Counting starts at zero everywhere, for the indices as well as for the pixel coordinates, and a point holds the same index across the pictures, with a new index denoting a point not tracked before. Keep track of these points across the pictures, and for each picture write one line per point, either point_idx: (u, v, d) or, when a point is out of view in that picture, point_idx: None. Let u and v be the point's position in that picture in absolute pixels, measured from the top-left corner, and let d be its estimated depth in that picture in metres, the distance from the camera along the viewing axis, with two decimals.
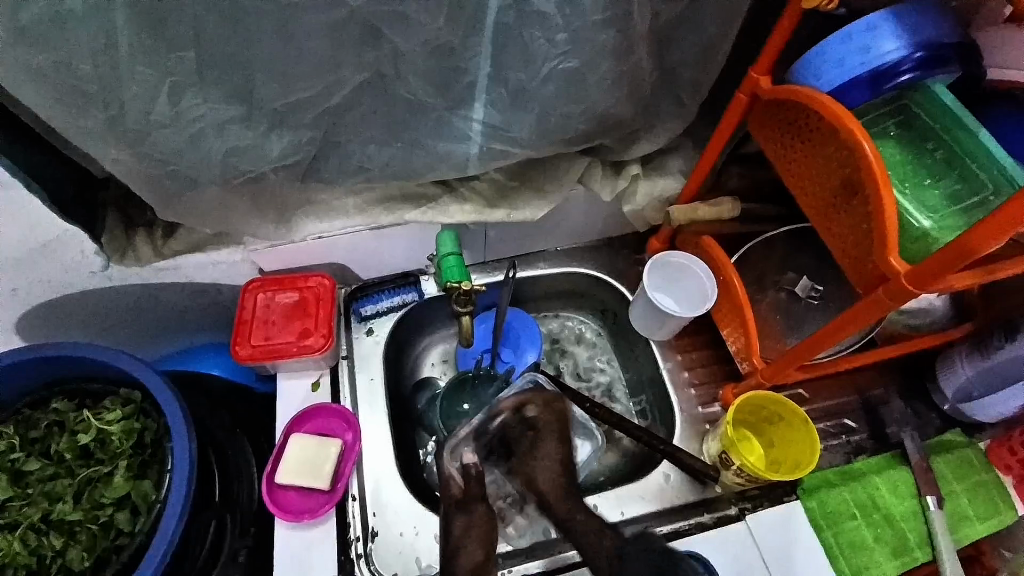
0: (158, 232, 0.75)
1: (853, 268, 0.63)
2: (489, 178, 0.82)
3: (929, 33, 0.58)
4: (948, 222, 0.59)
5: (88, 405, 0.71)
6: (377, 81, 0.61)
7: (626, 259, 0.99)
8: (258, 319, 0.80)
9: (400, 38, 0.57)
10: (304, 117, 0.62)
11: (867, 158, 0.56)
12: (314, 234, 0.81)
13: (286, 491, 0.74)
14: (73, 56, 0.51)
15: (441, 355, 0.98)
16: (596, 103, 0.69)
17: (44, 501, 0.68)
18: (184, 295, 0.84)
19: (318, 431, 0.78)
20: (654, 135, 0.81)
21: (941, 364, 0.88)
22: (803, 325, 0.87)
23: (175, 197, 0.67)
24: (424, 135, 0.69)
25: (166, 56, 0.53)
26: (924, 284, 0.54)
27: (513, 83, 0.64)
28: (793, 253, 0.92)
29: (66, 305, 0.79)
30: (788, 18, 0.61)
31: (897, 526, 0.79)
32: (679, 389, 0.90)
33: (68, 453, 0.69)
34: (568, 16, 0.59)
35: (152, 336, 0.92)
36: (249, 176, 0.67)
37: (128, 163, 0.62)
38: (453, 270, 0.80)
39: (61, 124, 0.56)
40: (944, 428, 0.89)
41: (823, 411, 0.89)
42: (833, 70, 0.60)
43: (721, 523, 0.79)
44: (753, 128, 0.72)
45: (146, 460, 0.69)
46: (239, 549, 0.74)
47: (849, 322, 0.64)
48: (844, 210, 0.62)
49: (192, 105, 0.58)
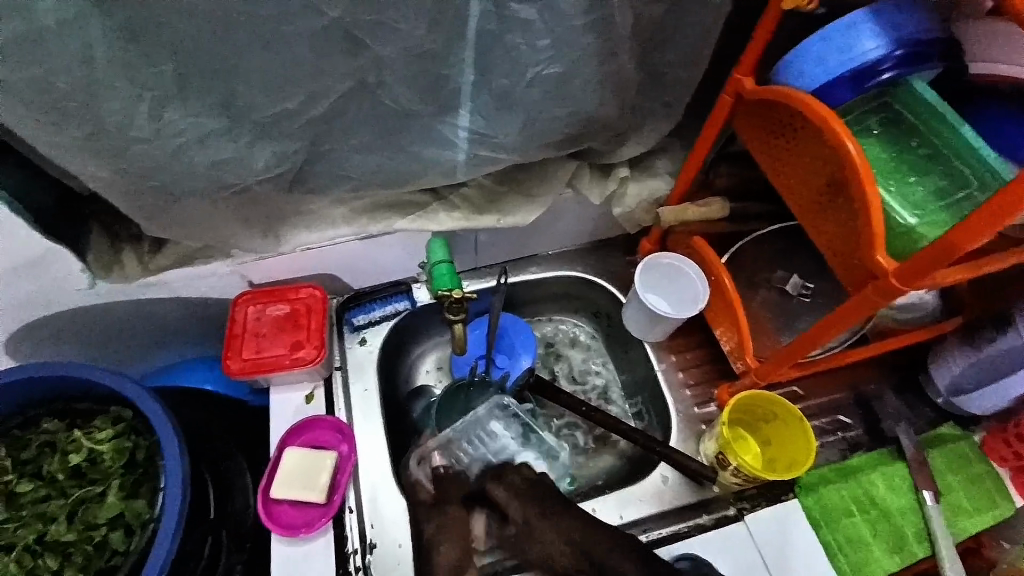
0: (145, 247, 0.75)
1: (841, 266, 0.63)
2: (477, 184, 0.82)
3: (909, 30, 0.58)
4: (935, 217, 0.59)
5: (79, 423, 0.70)
6: (360, 90, 0.61)
7: (618, 261, 0.99)
8: (248, 332, 0.79)
9: (382, 46, 0.57)
10: (288, 128, 0.62)
11: (851, 155, 0.56)
12: (302, 245, 0.80)
13: (282, 506, 0.74)
14: (51, 73, 0.50)
15: (436, 363, 0.98)
16: (582, 107, 0.69)
17: (37, 522, 0.67)
18: (174, 309, 0.84)
19: (312, 444, 0.78)
20: (641, 136, 0.82)
21: (934, 357, 0.88)
22: (796, 322, 0.87)
23: (161, 211, 0.67)
24: (411, 142, 0.69)
25: (147, 70, 0.53)
26: (911, 280, 0.55)
27: (497, 88, 0.64)
28: (783, 251, 0.92)
29: (54, 322, 0.78)
30: (769, 18, 0.61)
31: (894, 521, 0.79)
32: (675, 389, 0.90)
33: (60, 474, 0.69)
34: (550, 20, 0.59)
35: (145, 351, 0.91)
36: (235, 188, 0.67)
37: (112, 179, 0.61)
38: (444, 278, 0.81)
39: (43, 142, 0.56)
40: (940, 421, 0.89)
41: (818, 408, 0.89)
42: (816, 69, 0.60)
43: (720, 523, 0.79)
44: (739, 128, 0.72)
45: (138, 478, 0.69)
46: (237, 564, 0.74)
47: (840, 320, 0.64)
48: (832, 208, 0.62)
49: (175, 118, 0.57)
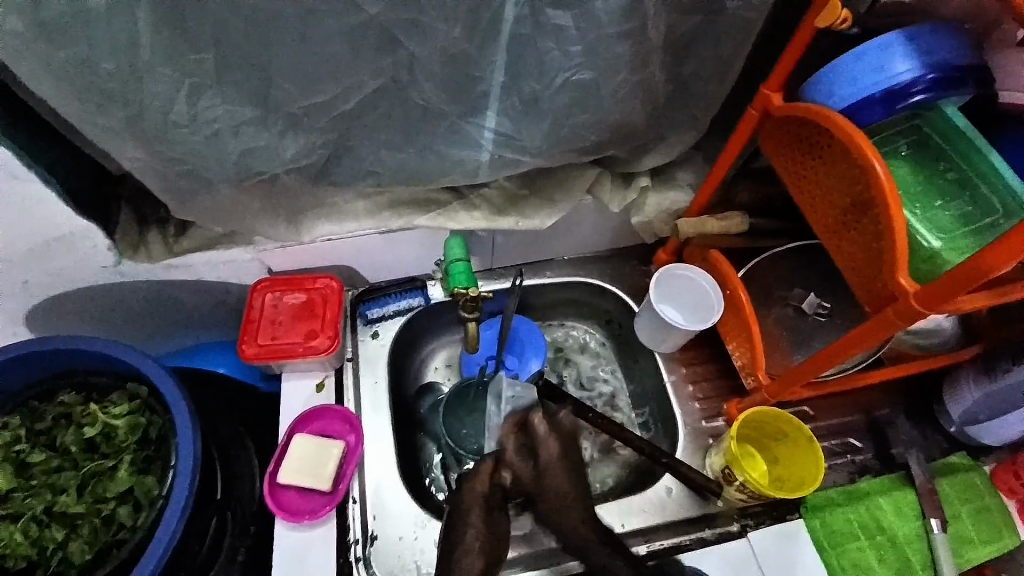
0: (171, 229, 0.77)
1: (863, 287, 0.63)
2: (499, 186, 0.83)
3: (942, 54, 0.58)
4: (959, 241, 0.59)
5: (95, 398, 0.71)
6: (392, 87, 0.62)
7: (633, 269, 1.00)
8: (265, 318, 0.80)
9: (416, 45, 0.58)
10: (317, 120, 0.63)
11: (878, 176, 0.56)
12: (322, 236, 0.81)
13: (288, 492, 0.75)
14: (95, 54, 0.52)
15: (445, 360, 0.98)
16: (609, 115, 0.70)
17: (46, 493, 0.68)
18: (192, 291, 0.85)
19: (320, 433, 0.79)
20: (666, 146, 0.82)
21: (948, 387, 0.87)
22: (810, 341, 0.87)
23: (189, 195, 0.68)
24: (436, 141, 0.70)
25: (188, 57, 0.54)
26: (934, 304, 0.54)
27: (526, 92, 0.65)
28: (800, 269, 0.92)
29: (78, 297, 0.80)
30: (803, 35, 0.61)
31: (899, 548, 0.79)
32: (683, 402, 0.90)
33: (74, 446, 0.70)
34: (583, 27, 0.59)
35: (163, 332, 0.93)
36: (262, 177, 0.68)
37: (146, 161, 0.63)
38: (460, 276, 0.82)
39: (82, 122, 0.57)
40: (951, 450, 0.88)
41: (829, 430, 0.89)
42: (847, 88, 0.60)
43: (723, 539, 0.79)
44: (766, 143, 0.72)
45: (150, 455, 0.70)
46: (239, 548, 0.75)
47: (859, 341, 0.64)
48: (855, 228, 0.62)
49: (211, 105, 0.58)
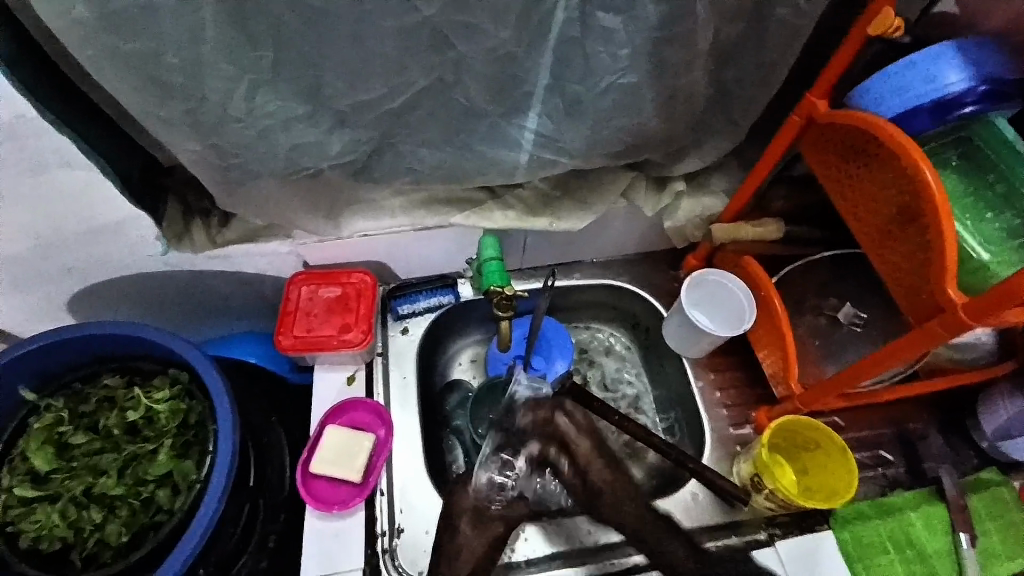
0: (214, 221, 0.78)
1: (907, 297, 0.62)
2: (533, 186, 0.83)
3: (994, 68, 0.58)
4: (1005, 256, 0.60)
5: (138, 383, 0.73)
6: (440, 86, 0.63)
7: (662, 274, 1.00)
8: (301, 311, 0.81)
9: (466, 47, 0.59)
10: (364, 117, 0.64)
11: (929, 185, 0.55)
12: (359, 232, 0.82)
13: (318, 481, 0.76)
14: (162, 47, 0.53)
15: (471, 356, 0.99)
16: (648, 119, 0.70)
17: (87, 474, 0.69)
18: (231, 283, 0.86)
19: (352, 424, 0.80)
20: (704, 151, 0.82)
21: (981, 402, 0.86)
22: (842, 352, 0.86)
23: (237, 185, 0.69)
24: (476, 140, 0.70)
25: (246, 52, 0.55)
26: (980, 316, 0.53)
27: (570, 94, 0.66)
28: (834, 279, 0.91)
29: (124, 284, 0.82)
30: (852, 41, 0.61)
31: (930, 563, 0.78)
32: (711, 409, 0.89)
33: (116, 429, 0.71)
34: (632, 31, 0.60)
35: (200, 320, 0.95)
36: (306, 173, 0.69)
37: (201, 153, 0.64)
38: (494, 275, 0.83)
39: (144, 113, 0.59)
40: (982, 466, 0.87)
41: (859, 442, 0.87)
42: (897, 96, 0.60)
43: (752, 547, 0.78)
44: (807, 148, 0.71)
45: (189, 440, 0.71)
46: (270, 534, 0.76)
47: (898, 352, 0.63)
48: (900, 237, 0.62)
49: (265, 101, 0.60)
